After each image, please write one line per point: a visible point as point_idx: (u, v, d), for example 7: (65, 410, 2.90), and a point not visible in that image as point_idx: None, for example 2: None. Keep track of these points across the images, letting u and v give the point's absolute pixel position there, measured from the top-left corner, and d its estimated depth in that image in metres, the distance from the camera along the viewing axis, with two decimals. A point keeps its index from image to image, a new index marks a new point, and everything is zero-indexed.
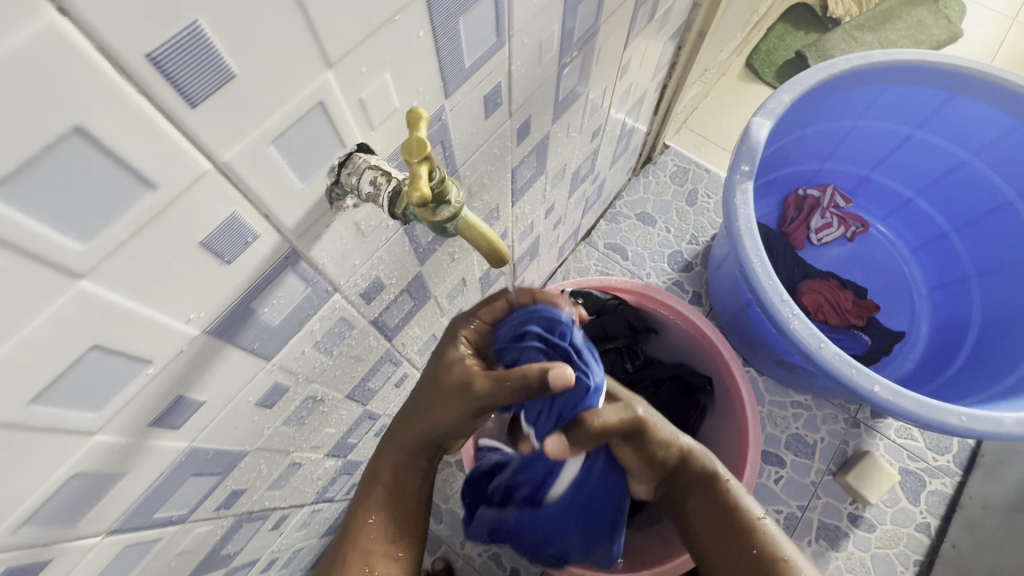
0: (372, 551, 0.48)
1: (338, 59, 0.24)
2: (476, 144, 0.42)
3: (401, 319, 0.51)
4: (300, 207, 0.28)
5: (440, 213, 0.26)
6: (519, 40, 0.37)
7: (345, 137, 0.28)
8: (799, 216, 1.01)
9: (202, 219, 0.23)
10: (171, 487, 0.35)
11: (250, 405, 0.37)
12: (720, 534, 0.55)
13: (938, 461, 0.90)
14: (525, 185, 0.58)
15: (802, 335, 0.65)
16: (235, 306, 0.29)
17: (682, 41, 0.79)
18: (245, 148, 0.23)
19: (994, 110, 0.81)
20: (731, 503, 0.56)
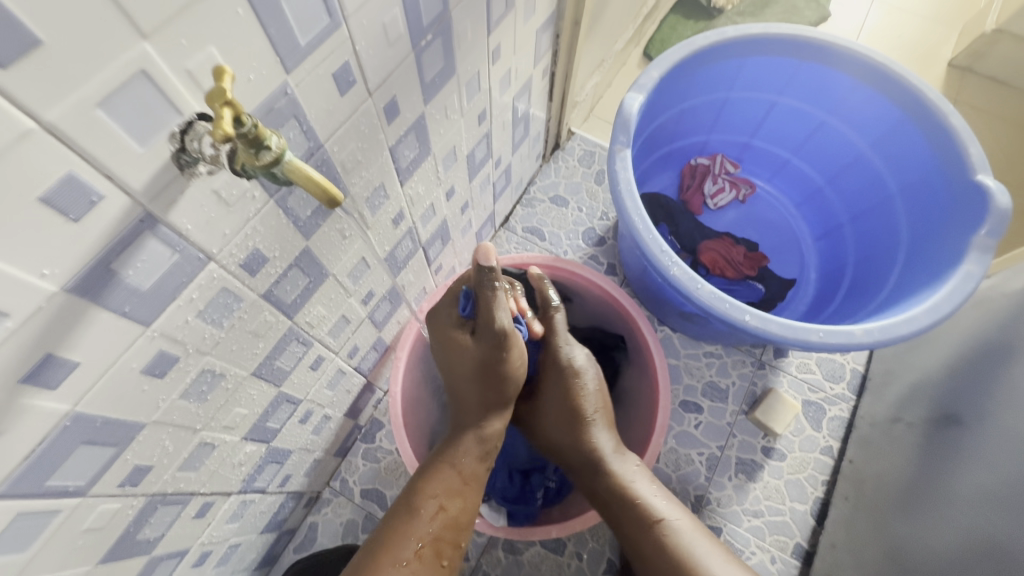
0: (444, 537, 0.64)
1: (152, 31, 0.28)
2: (337, 121, 0.46)
3: (297, 296, 0.55)
4: (144, 170, 0.32)
5: (262, 157, 0.31)
6: (356, 22, 0.41)
7: (179, 105, 0.32)
8: (694, 183, 1.11)
9: (36, 174, 0.27)
10: (59, 455, 0.37)
11: (136, 374, 0.40)
12: (626, 528, 0.71)
13: (835, 389, 0.99)
14: (410, 165, 0.63)
15: (681, 280, 0.72)
16: (92, 266, 0.32)
17: (559, 30, 0.86)
18: (67, 110, 0.26)
19: (837, 72, 0.92)
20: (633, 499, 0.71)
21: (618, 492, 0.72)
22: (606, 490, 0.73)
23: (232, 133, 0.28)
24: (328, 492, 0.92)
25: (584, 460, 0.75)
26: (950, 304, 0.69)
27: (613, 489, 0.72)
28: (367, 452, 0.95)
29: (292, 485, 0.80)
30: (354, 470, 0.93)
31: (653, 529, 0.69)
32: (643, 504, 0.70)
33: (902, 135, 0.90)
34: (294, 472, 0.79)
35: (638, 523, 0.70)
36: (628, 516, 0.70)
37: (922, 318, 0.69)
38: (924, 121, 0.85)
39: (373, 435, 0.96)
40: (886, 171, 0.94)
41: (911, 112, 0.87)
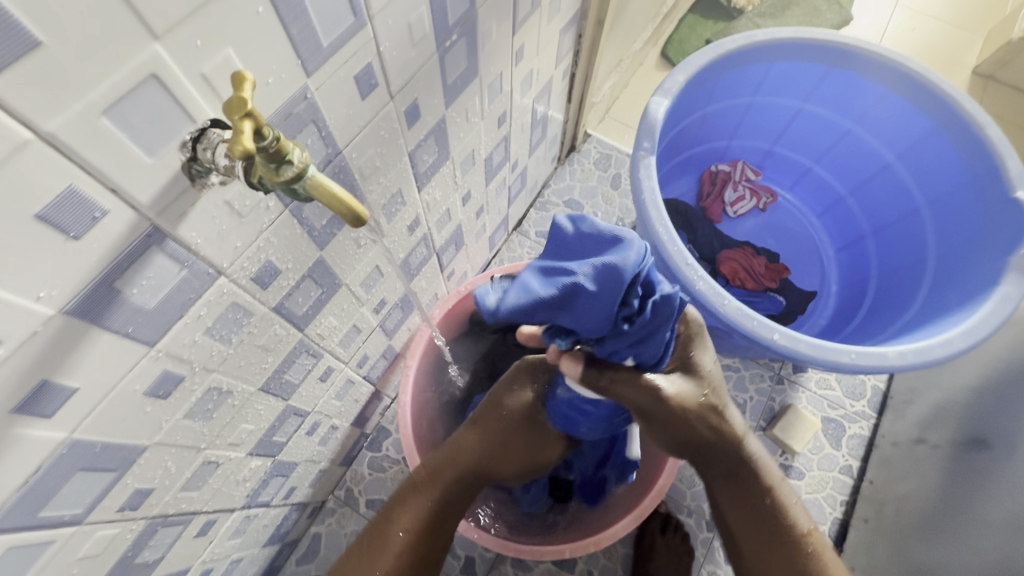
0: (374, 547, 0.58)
1: (165, 32, 0.25)
2: (357, 126, 0.43)
3: (309, 308, 0.52)
4: (152, 182, 0.29)
5: (284, 172, 0.28)
6: (381, 22, 0.38)
7: (193, 112, 0.29)
8: (714, 190, 1.08)
9: (33, 190, 0.24)
10: (54, 485, 0.34)
11: (138, 396, 0.37)
12: (771, 552, 0.56)
13: (856, 406, 0.96)
14: (429, 170, 0.60)
15: (707, 295, 0.69)
16: (94, 286, 0.29)
17: (582, 30, 0.83)
18: (69, 119, 0.24)
19: (867, 80, 0.89)
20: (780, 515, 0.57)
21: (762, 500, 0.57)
22: (744, 505, 0.57)
23: (253, 148, 0.25)
24: (332, 502, 0.90)
25: (728, 462, 0.56)
26: (987, 328, 0.66)
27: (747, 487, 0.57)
28: (373, 461, 0.92)
29: (296, 497, 0.78)
30: (360, 479, 0.91)
31: (795, 546, 0.56)
32: (789, 515, 0.57)
33: (933, 147, 0.86)
34: (299, 483, 0.76)
35: (780, 541, 0.56)
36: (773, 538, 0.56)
37: (958, 341, 0.66)
38: (958, 133, 0.82)
39: (379, 443, 0.93)
40: (915, 184, 0.91)
41: (944, 123, 0.83)
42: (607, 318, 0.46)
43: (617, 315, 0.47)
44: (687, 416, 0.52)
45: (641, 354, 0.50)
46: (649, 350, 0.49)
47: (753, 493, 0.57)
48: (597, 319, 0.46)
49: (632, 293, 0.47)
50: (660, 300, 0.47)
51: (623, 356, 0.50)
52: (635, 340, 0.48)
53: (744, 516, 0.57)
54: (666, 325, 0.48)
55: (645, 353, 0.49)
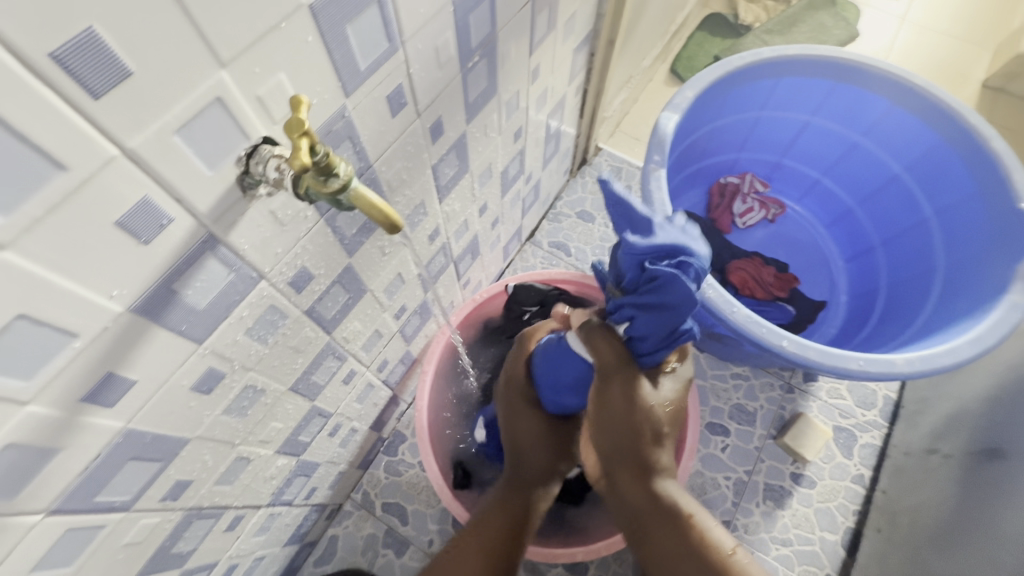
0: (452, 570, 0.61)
1: (230, 59, 0.29)
2: (387, 141, 0.46)
3: (337, 312, 0.55)
4: (210, 193, 0.32)
5: (330, 184, 0.31)
6: (412, 46, 0.42)
7: (248, 130, 0.32)
8: (723, 201, 1.10)
9: (114, 200, 0.27)
10: (109, 472, 0.37)
11: (185, 391, 0.40)
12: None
13: (867, 416, 0.97)
14: (449, 182, 0.63)
15: (716, 302, 0.71)
16: (157, 286, 0.32)
17: (594, 49, 0.86)
18: (148, 137, 0.27)
19: (873, 94, 0.91)
20: (700, 541, 0.55)
21: (676, 524, 0.55)
22: (657, 524, 0.56)
23: (309, 163, 0.28)
24: (350, 504, 0.92)
25: (642, 479, 0.56)
26: (994, 337, 0.67)
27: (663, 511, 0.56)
28: (389, 465, 0.94)
29: (316, 498, 0.80)
30: (376, 483, 0.93)
31: (720, 572, 0.53)
32: (708, 539, 0.55)
33: (940, 160, 0.88)
34: (320, 484, 0.79)
35: (698, 564, 0.54)
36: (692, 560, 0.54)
37: (966, 349, 0.67)
38: (965, 146, 0.83)
39: (395, 448, 0.95)
40: (923, 196, 0.92)
41: (950, 137, 0.85)
42: (634, 261, 0.48)
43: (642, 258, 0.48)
44: (630, 409, 0.53)
45: (635, 324, 0.50)
46: (641, 323, 0.50)
47: (669, 520, 0.56)
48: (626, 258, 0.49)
49: (664, 260, 0.48)
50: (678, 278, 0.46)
51: (623, 317, 0.51)
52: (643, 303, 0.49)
53: (666, 533, 0.55)
54: (664, 310, 0.48)
55: (637, 324, 0.50)
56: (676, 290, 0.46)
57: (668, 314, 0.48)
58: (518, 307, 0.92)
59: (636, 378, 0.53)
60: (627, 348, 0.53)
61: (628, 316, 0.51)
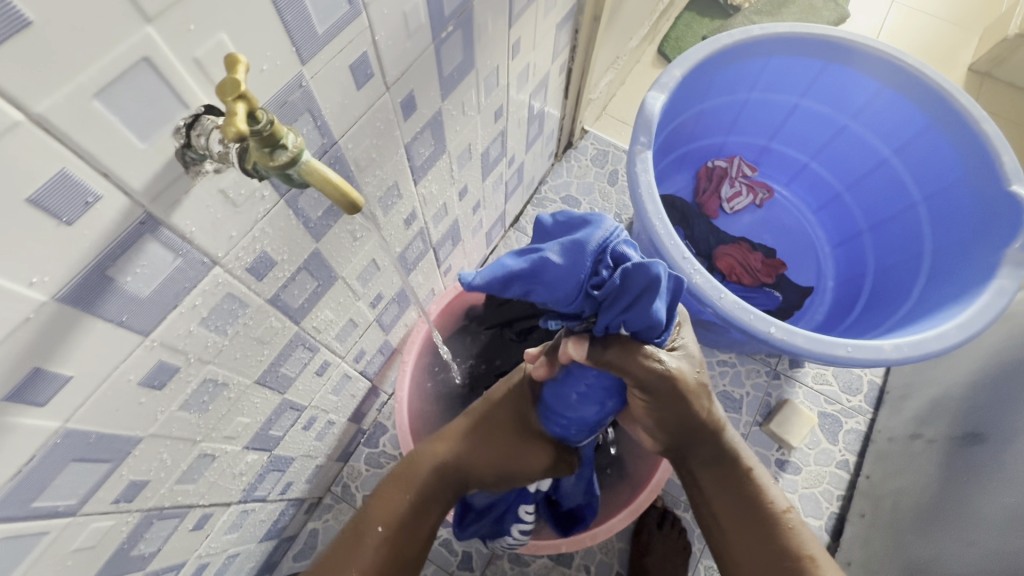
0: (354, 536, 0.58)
1: (157, 14, 0.25)
2: (353, 116, 0.43)
3: (306, 301, 0.52)
4: (146, 168, 0.29)
5: (278, 157, 0.28)
6: (377, 11, 0.38)
7: (186, 98, 0.29)
8: (711, 186, 1.08)
9: (25, 174, 0.24)
10: (48, 475, 0.34)
11: (132, 386, 0.37)
12: (740, 528, 0.57)
13: (852, 402, 0.97)
14: (425, 163, 0.60)
15: (703, 288, 0.69)
16: (87, 273, 0.29)
17: (578, 25, 0.83)
18: (61, 101, 0.24)
19: (864, 75, 0.89)
20: (758, 493, 0.58)
21: (738, 477, 0.58)
22: (714, 478, 0.58)
23: (246, 132, 0.25)
24: (329, 498, 0.89)
25: (711, 444, 0.56)
26: (981, 321, 0.66)
27: (725, 464, 0.57)
28: (370, 457, 0.92)
29: (293, 492, 0.78)
30: (357, 476, 0.91)
31: (774, 523, 0.56)
32: (767, 494, 0.58)
33: (929, 143, 0.87)
34: (296, 479, 0.76)
35: (756, 522, 0.57)
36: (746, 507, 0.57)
37: (953, 334, 0.66)
38: (954, 128, 0.82)
39: (376, 439, 0.93)
40: (911, 179, 0.91)
41: (940, 119, 0.84)
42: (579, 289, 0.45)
43: (586, 284, 0.45)
44: (685, 401, 0.51)
45: (631, 324, 0.46)
46: (636, 317, 0.45)
47: (732, 473, 0.58)
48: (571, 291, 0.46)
49: (600, 268, 0.46)
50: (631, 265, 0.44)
51: (613, 328, 0.47)
52: (623, 305, 0.45)
53: (726, 495, 0.57)
54: (647, 292, 0.44)
55: (633, 320, 0.46)
56: (637, 271, 0.44)
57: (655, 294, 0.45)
58: (501, 295, 0.90)
59: (674, 378, 0.49)
60: (637, 343, 0.48)
61: (620, 322, 0.46)
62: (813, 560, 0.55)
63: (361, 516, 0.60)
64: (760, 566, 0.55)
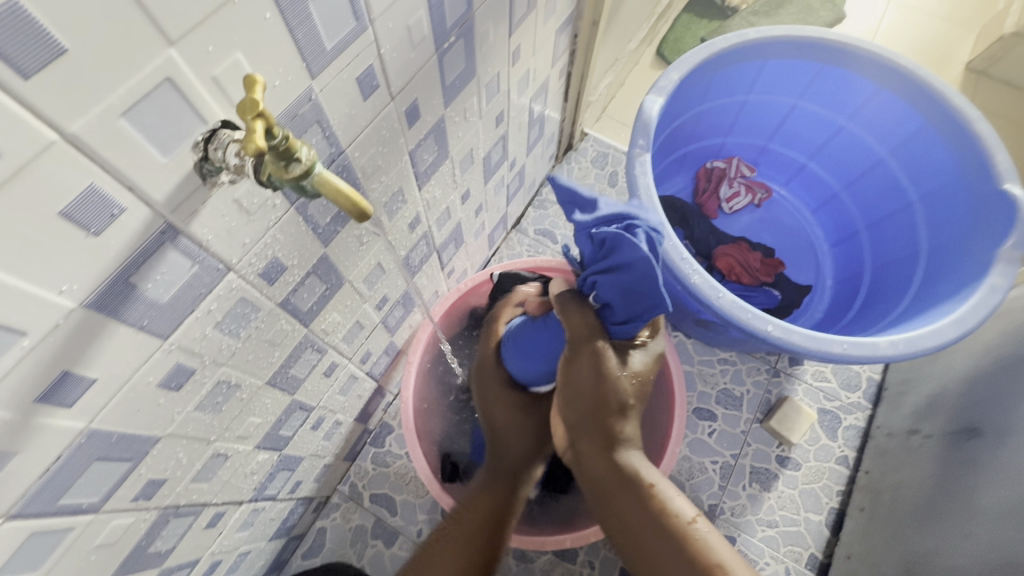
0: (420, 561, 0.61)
1: (179, 37, 0.27)
2: (359, 126, 0.44)
3: (314, 304, 0.53)
4: (166, 181, 0.30)
5: (292, 170, 0.30)
6: (382, 26, 0.40)
7: (204, 113, 0.30)
8: (709, 186, 1.10)
9: (57, 189, 0.26)
10: (73, 473, 0.36)
11: (152, 388, 0.38)
12: (648, 543, 0.57)
13: (851, 398, 0.98)
14: (429, 169, 0.61)
15: (702, 288, 0.70)
16: (112, 280, 0.31)
17: (577, 30, 0.84)
18: (91, 120, 0.25)
19: (860, 77, 0.90)
20: (659, 507, 0.58)
21: (639, 494, 0.58)
22: (617, 493, 0.59)
23: (265, 147, 0.27)
24: (337, 497, 0.91)
25: (606, 456, 0.59)
26: (976, 318, 0.67)
27: (624, 479, 0.59)
28: (376, 456, 0.94)
29: (302, 491, 0.79)
30: (364, 475, 0.92)
31: (679, 539, 0.56)
32: (669, 509, 0.58)
33: (923, 143, 0.88)
34: (305, 478, 0.78)
35: (665, 535, 0.57)
36: (649, 515, 0.58)
37: (947, 331, 0.67)
38: (949, 129, 0.83)
39: (382, 439, 0.95)
40: (906, 179, 0.92)
41: (934, 119, 0.85)
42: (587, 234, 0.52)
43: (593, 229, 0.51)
44: (599, 383, 0.54)
45: (601, 291, 0.52)
46: (606, 287, 0.51)
47: (635, 490, 0.58)
48: (582, 232, 0.53)
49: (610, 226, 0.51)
50: (627, 241, 0.48)
51: (589, 287, 0.54)
52: (606, 267, 0.50)
53: (634, 512, 0.58)
54: (625, 267, 0.49)
55: (605, 290, 0.52)
56: (634, 253, 0.48)
57: (628, 280, 0.49)
58: (503, 295, 0.89)
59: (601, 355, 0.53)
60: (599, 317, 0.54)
61: (594, 282, 0.53)
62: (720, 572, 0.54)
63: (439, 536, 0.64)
64: None
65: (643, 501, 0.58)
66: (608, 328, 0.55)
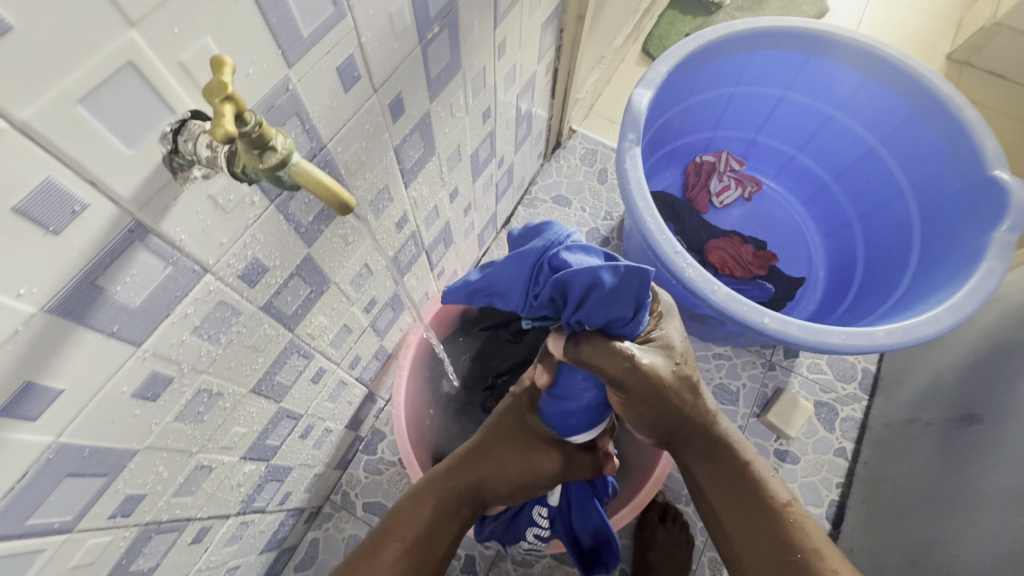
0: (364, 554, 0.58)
1: (141, 18, 0.25)
2: (341, 119, 0.43)
3: (299, 307, 0.51)
4: (133, 175, 0.28)
5: (267, 159, 0.28)
6: (362, 12, 0.38)
7: (171, 102, 0.29)
8: (699, 181, 1.09)
9: (10, 185, 0.24)
10: (42, 490, 0.33)
11: (126, 398, 0.36)
12: (741, 522, 0.55)
13: (847, 389, 0.98)
14: (415, 166, 0.60)
15: (697, 282, 0.69)
16: (77, 282, 0.29)
17: (563, 24, 0.83)
18: (45, 107, 0.23)
19: (847, 67, 0.90)
20: (753, 483, 0.56)
21: (734, 469, 0.57)
22: (705, 471, 0.58)
23: (235, 133, 0.25)
24: (329, 507, 0.89)
25: (704, 438, 0.57)
26: (972, 304, 0.67)
27: (721, 455, 0.57)
28: (369, 464, 0.91)
29: (292, 502, 0.77)
30: (356, 483, 0.90)
31: (773, 518, 0.55)
32: (766, 487, 0.56)
33: (913, 132, 0.88)
34: (295, 488, 0.75)
35: (758, 514, 0.55)
36: (745, 490, 0.56)
37: (945, 318, 0.67)
38: (937, 117, 0.83)
39: (374, 446, 0.92)
40: (897, 168, 0.92)
41: (922, 107, 0.85)
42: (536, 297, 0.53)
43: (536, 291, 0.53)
44: (663, 396, 0.52)
45: (589, 319, 0.51)
46: (592, 314, 0.50)
47: (730, 466, 0.57)
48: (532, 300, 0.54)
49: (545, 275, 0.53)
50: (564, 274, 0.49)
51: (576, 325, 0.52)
52: (575, 303, 0.50)
53: (722, 490, 0.57)
54: (589, 287, 0.49)
55: (594, 317, 0.50)
56: (577, 273, 0.49)
57: (599, 292, 0.49)
58: (497, 295, 0.91)
59: (648, 373, 0.50)
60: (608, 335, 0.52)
61: (578, 319, 0.51)
62: (818, 555, 0.52)
63: (385, 525, 0.60)
64: (766, 560, 0.53)
65: (737, 476, 0.57)
66: (620, 335, 0.52)
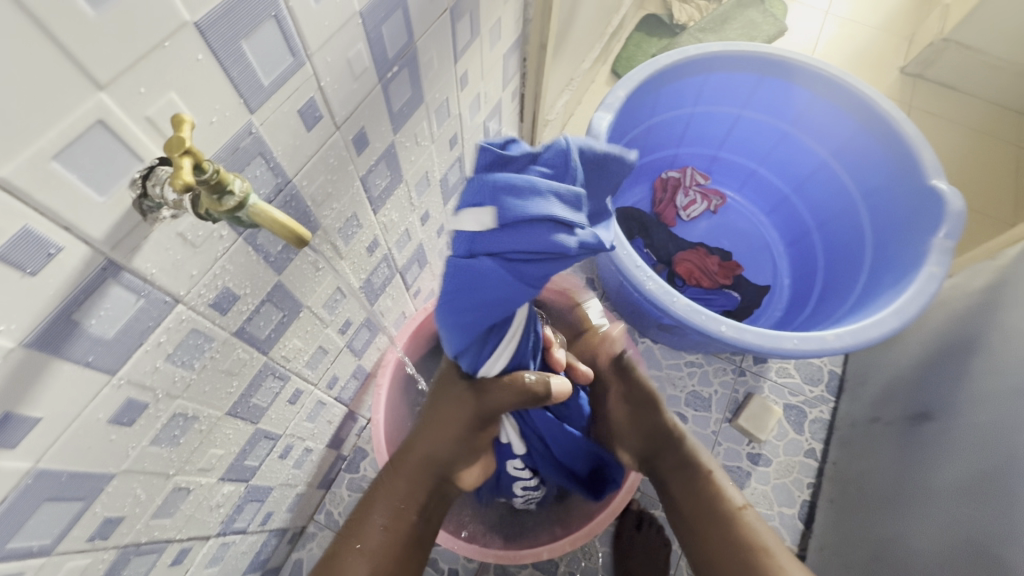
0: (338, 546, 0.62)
1: (109, 81, 0.28)
2: (305, 156, 0.46)
3: (271, 331, 0.54)
4: (105, 218, 0.31)
5: (226, 203, 0.31)
6: (320, 60, 0.42)
7: (139, 152, 0.32)
8: (666, 195, 1.13)
9: None
10: (22, 515, 0.35)
11: (102, 424, 0.39)
12: (706, 526, 0.66)
13: (814, 392, 1.01)
14: (383, 194, 0.63)
15: (657, 294, 0.73)
16: (53, 318, 0.31)
17: (526, 54, 0.88)
18: (21, 164, 0.26)
19: (796, 86, 0.96)
20: (712, 492, 0.69)
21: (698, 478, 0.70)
22: (675, 479, 0.72)
23: (192, 182, 0.28)
24: (313, 526, 0.90)
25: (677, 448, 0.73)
26: (914, 307, 0.71)
27: (688, 465, 0.72)
28: (352, 482, 0.93)
29: (274, 522, 0.78)
30: (339, 501, 0.91)
31: (729, 521, 0.66)
32: (723, 494, 0.68)
33: (860, 145, 0.93)
34: (276, 508, 0.77)
35: (718, 519, 0.66)
36: (704, 494, 0.69)
37: (889, 321, 0.71)
38: (880, 131, 0.89)
39: (357, 464, 0.94)
40: (848, 179, 0.98)
41: (866, 122, 0.90)
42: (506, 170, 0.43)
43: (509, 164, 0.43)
44: None
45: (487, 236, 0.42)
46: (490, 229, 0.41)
47: (695, 474, 0.71)
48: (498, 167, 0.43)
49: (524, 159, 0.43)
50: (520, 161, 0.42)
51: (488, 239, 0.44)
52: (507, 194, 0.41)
53: (689, 494, 0.70)
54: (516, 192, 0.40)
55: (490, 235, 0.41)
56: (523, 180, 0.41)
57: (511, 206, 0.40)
58: None
59: None
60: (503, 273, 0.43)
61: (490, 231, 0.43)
62: (767, 552, 0.62)
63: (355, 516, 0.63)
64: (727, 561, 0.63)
65: (699, 484, 0.70)
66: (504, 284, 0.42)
